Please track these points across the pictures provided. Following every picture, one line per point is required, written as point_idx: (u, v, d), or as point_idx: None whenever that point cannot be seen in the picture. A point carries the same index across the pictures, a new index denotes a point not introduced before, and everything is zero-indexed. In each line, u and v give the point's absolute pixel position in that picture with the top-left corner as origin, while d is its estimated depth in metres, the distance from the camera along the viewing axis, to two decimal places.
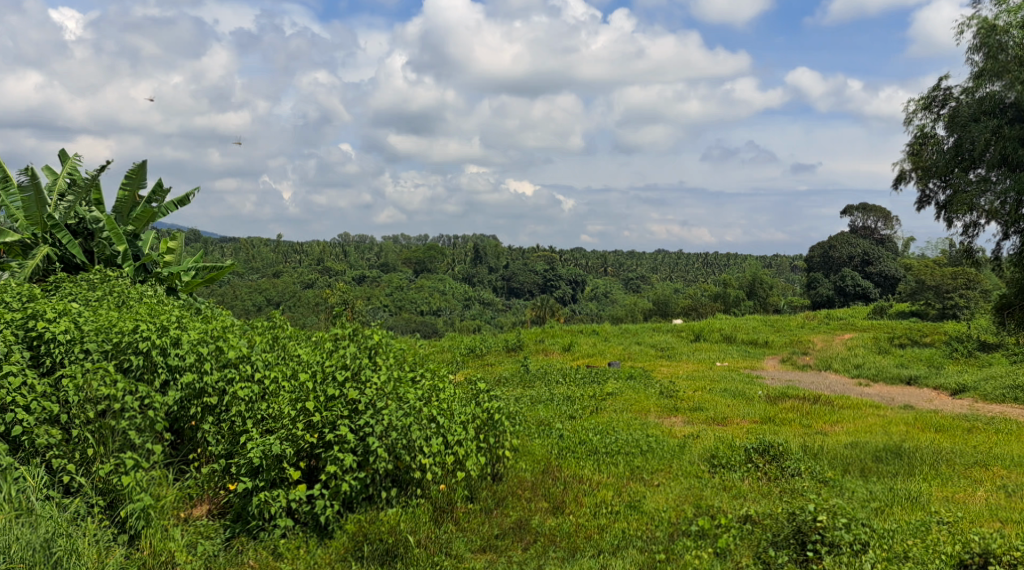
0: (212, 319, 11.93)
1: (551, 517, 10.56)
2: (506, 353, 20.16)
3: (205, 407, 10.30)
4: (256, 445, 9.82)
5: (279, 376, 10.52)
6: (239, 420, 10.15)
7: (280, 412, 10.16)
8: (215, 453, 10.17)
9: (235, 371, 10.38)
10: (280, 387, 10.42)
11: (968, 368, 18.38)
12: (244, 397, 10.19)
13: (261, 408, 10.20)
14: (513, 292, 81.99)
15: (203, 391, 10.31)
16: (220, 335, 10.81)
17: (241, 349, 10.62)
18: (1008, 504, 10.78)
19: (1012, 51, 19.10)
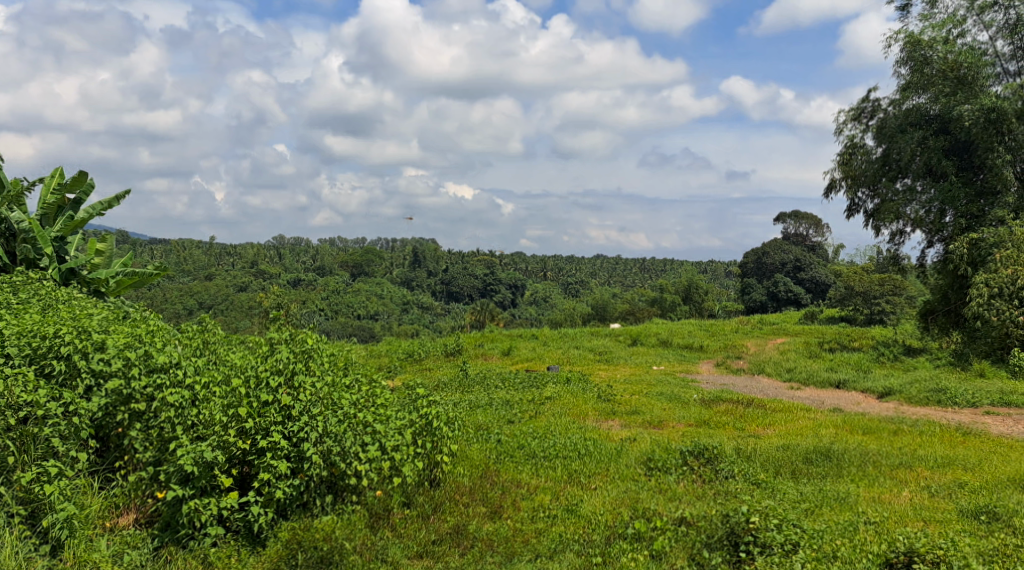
0: (139, 323, 11.72)
1: (489, 522, 10.61)
2: (445, 358, 20.14)
3: (133, 413, 10.05)
4: (186, 452, 9.66)
5: (210, 381, 10.24)
6: (168, 427, 9.88)
7: (212, 419, 9.93)
8: (143, 461, 9.93)
9: (164, 377, 10.04)
10: (211, 392, 10.13)
11: (893, 372, 18.89)
12: (175, 403, 9.91)
13: (191, 414, 9.91)
14: (453, 296, 81.99)
15: (130, 397, 10.09)
16: (150, 339, 10.62)
17: (171, 353, 10.28)
18: (931, 504, 11.15)
19: (937, 65, 19.86)
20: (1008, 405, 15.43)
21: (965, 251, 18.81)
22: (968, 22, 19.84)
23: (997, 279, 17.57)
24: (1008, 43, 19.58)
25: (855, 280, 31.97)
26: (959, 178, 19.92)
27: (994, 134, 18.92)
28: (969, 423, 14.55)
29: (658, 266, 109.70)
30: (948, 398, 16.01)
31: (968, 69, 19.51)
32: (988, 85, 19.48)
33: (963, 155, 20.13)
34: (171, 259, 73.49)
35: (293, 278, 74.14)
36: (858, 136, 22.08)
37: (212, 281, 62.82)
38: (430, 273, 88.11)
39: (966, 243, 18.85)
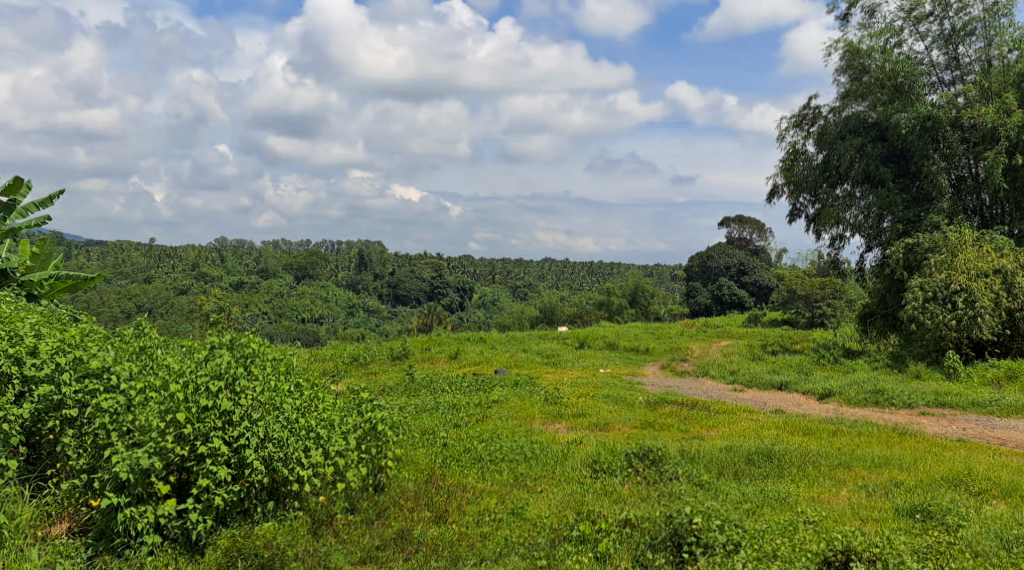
0: (68, 327, 11.42)
1: (433, 527, 10.63)
2: (391, 362, 20.08)
3: (64, 419, 10.04)
4: (121, 460, 9.46)
5: (146, 386, 9.90)
6: (102, 433, 9.78)
7: (149, 425, 9.69)
8: (77, 468, 9.89)
9: (97, 383, 9.92)
10: (148, 398, 9.80)
11: (834, 374, 19.26)
12: (109, 409, 9.70)
13: (127, 420, 9.69)
14: (399, 299, 81.69)
15: (62, 403, 10.06)
16: (82, 344, 10.45)
17: (104, 357, 10.14)
18: (868, 503, 11.42)
19: (875, 74, 20.27)
20: (942, 405, 15.85)
21: (901, 256, 19.40)
22: (905, 32, 20.33)
23: (931, 283, 18.16)
24: (943, 52, 20.11)
25: (797, 283, 32.52)
26: (896, 185, 20.39)
27: (929, 142, 19.38)
28: (905, 424, 14.92)
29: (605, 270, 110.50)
30: (885, 399, 16.41)
31: (904, 78, 19.82)
32: (924, 92, 19.77)
33: (900, 162, 20.64)
34: (109, 261, 72.09)
35: (236, 281, 73.31)
36: (800, 143, 22.47)
37: (153, 284, 61.84)
38: (376, 276, 87.69)
39: (902, 248, 19.46)
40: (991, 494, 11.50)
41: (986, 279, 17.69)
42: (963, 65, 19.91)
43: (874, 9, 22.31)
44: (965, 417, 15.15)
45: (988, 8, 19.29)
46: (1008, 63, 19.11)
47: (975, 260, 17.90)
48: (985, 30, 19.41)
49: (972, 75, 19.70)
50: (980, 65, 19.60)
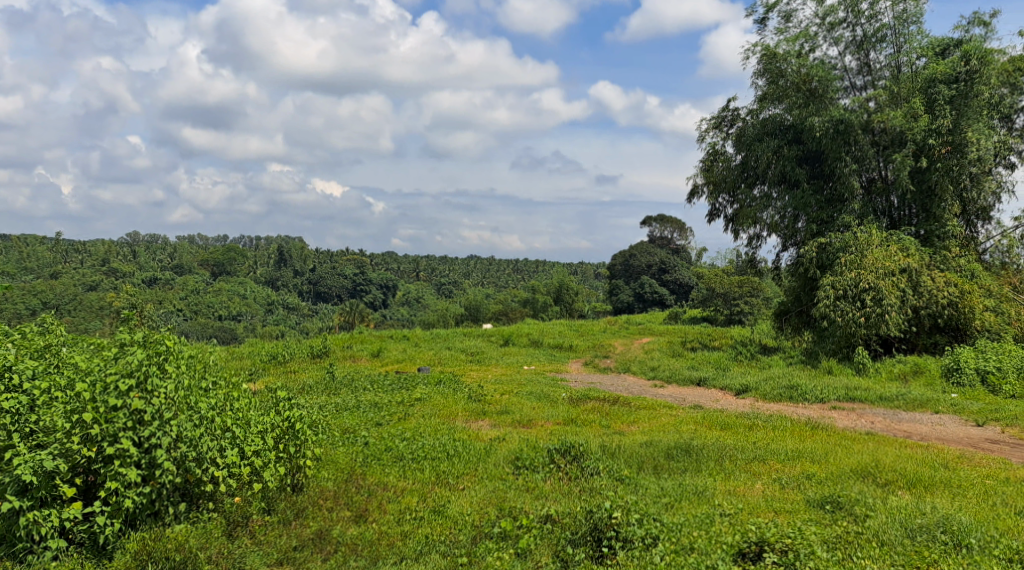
0: None
1: (353, 526, 10.62)
2: (311, 360, 19.94)
3: None
4: (23, 462, 9.45)
5: (52, 385, 10.06)
6: (3, 434, 9.68)
7: (53, 426, 9.73)
8: None
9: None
10: (52, 397, 9.96)
11: (751, 370, 19.73)
12: (12, 409, 9.78)
13: (31, 421, 9.78)
14: (321, 296, 80.91)
15: None
16: None
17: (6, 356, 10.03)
18: (782, 495, 11.75)
19: (790, 78, 20.70)
20: (852, 399, 16.37)
21: (814, 255, 20.04)
22: (819, 37, 20.90)
23: (841, 281, 18.64)
24: (855, 58, 20.74)
25: (716, 281, 33.16)
26: (811, 186, 20.95)
27: (842, 144, 19.90)
28: (818, 418, 15.37)
29: (530, 267, 110.88)
30: (798, 394, 16.87)
31: (819, 82, 20.51)
32: (836, 97, 20.59)
33: (815, 164, 21.13)
34: (15, 256, 69.76)
35: (150, 277, 71.69)
36: (720, 144, 22.94)
37: (61, 280, 60.05)
38: (298, 273, 86.69)
39: (815, 247, 20.09)
40: (896, 484, 11.95)
41: (893, 278, 18.36)
42: (874, 70, 20.56)
43: (791, 14, 22.87)
44: (873, 410, 15.67)
45: (898, 15, 19.95)
46: (916, 69, 19.79)
47: (883, 259, 18.51)
48: (895, 36, 20.08)
49: (883, 81, 20.36)
50: (890, 71, 20.26)
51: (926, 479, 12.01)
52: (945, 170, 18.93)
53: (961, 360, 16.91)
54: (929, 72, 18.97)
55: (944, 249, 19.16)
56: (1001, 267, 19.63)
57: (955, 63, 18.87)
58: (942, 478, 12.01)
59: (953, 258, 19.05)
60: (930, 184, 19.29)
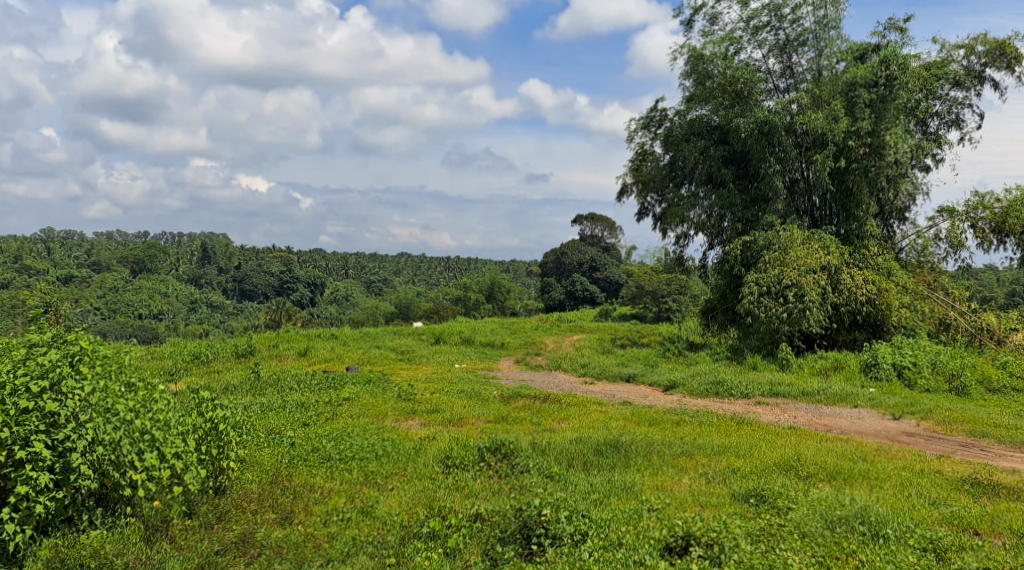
0: None
1: (278, 528, 10.50)
2: (236, 360, 19.63)
3: None
4: None
5: None
6: None
7: None
8: None
9: None
10: None
11: (678, 366, 20.01)
12: None
13: None
14: (246, 295, 79.72)
15: None
16: None
17: None
18: (707, 489, 11.94)
19: (717, 79, 21.02)
20: (775, 395, 16.70)
21: (739, 253, 20.44)
22: (744, 40, 21.24)
23: (765, 278, 19.14)
24: (778, 61, 21.10)
25: (645, 279, 33.55)
26: (736, 187, 21.35)
27: (766, 145, 20.20)
28: (743, 413, 15.66)
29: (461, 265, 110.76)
30: (724, 390, 17.15)
31: (744, 84, 20.66)
32: (761, 99, 20.80)
33: (740, 164, 21.51)
34: None
35: (66, 275, 69.68)
36: (648, 144, 23.24)
37: None
38: (223, 271, 85.24)
39: (740, 245, 20.49)
40: (817, 477, 12.23)
41: (814, 275, 18.75)
42: (796, 73, 21.01)
43: (716, 16, 23.23)
44: (796, 405, 16.01)
45: (819, 20, 20.44)
46: (837, 73, 20.27)
47: (805, 257, 18.93)
48: (816, 40, 20.55)
49: (805, 84, 20.85)
50: (812, 74, 20.76)
51: (845, 472, 12.32)
52: (863, 170, 19.41)
53: (879, 355, 17.36)
54: (850, 76, 19.42)
55: (863, 248, 19.62)
56: (916, 266, 20.23)
57: (875, 68, 19.21)
58: (861, 471, 12.33)
59: (871, 256, 19.55)
60: (848, 185, 19.78)
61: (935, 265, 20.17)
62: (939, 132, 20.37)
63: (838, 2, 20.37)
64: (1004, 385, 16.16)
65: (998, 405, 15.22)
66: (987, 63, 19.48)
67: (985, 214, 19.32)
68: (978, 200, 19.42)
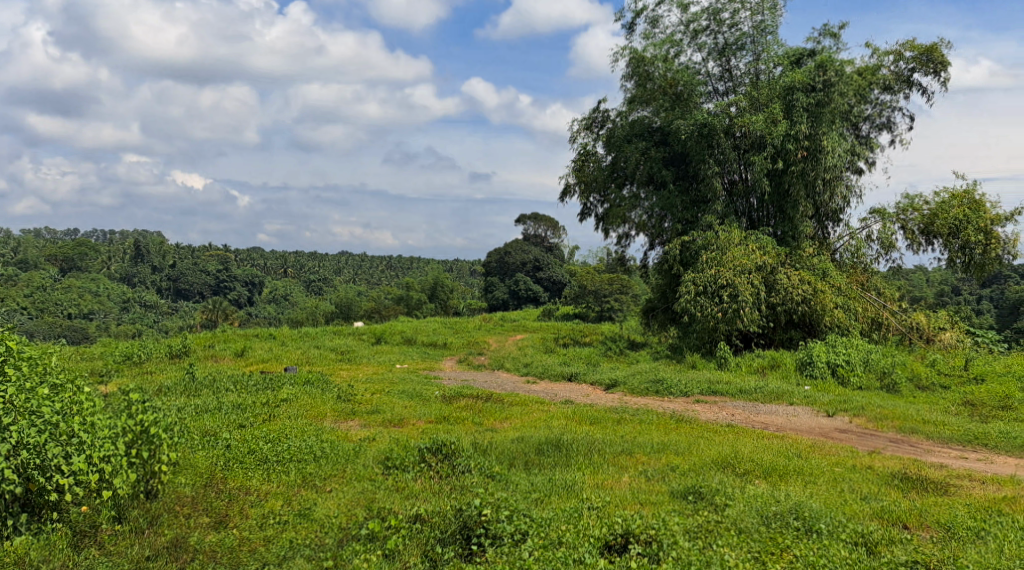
0: None
1: (212, 532, 10.36)
2: (169, 360, 19.29)
3: None
4: None
5: None
6: None
7: None
8: None
9: None
10: None
11: (619, 365, 20.14)
12: None
13: None
14: (182, 294, 78.45)
15: None
16: None
17: None
18: (647, 487, 12.04)
19: (657, 82, 21.22)
20: (714, 393, 16.90)
21: (678, 253, 20.69)
22: (684, 43, 21.46)
23: (702, 277, 19.41)
24: (717, 64, 21.38)
25: (587, 278, 33.79)
26: (676, 187, 21.57)
27: (705, 147, 20.45)
28: (683, 411, 15.82)
29: (405, 264, 110.38)
30: (664, 388, 17.31)
31: (683, 87, 20.96)
32: (700, 102, 21.10)
33: (680, 166, 21.73)
34: None
35: None
36: (591, 144, 23.35)
37: None
38: (158, 270, 83.74)
39: (679, 245, 20.73)
40: (753, 474, 12.40)
41: (749, 275, 19.07)
42: (735, 77, 21.31)
43: (657, 19, 23.44)
44: (734, 403, 16.22)
45: (757, 25, 20.73)
46: (773, 77, 20.57)
47: (741, 257, 19.21)
48: (754, 45, 20.85)
49: (743, 87, 21.15)
50: (750, 78, 21.06)
51: (780, 469, 12.50)
52: (800, 174, 19.74)
53: (813, 354, 17.63)
54: (788, 80, 19.56)
55: (799, 249, 20.05)
56: (850, 266, 20.45)
57: (812, 73, 19.50)
58: (795, 467, 12.54)
59: (807, 257, 19.91)
60: (785, 187, 20.10)
61: (867, 266, 20.53)
62: (871, 136, 20.79)
63: (775, 7, 20.70)
64: (932, 382, 16.58)
65: (927, 401, 15.60)
66: (916, 68, 19.92)
67: (914, 215, 19.81)
68: (908, 202, 19.89)
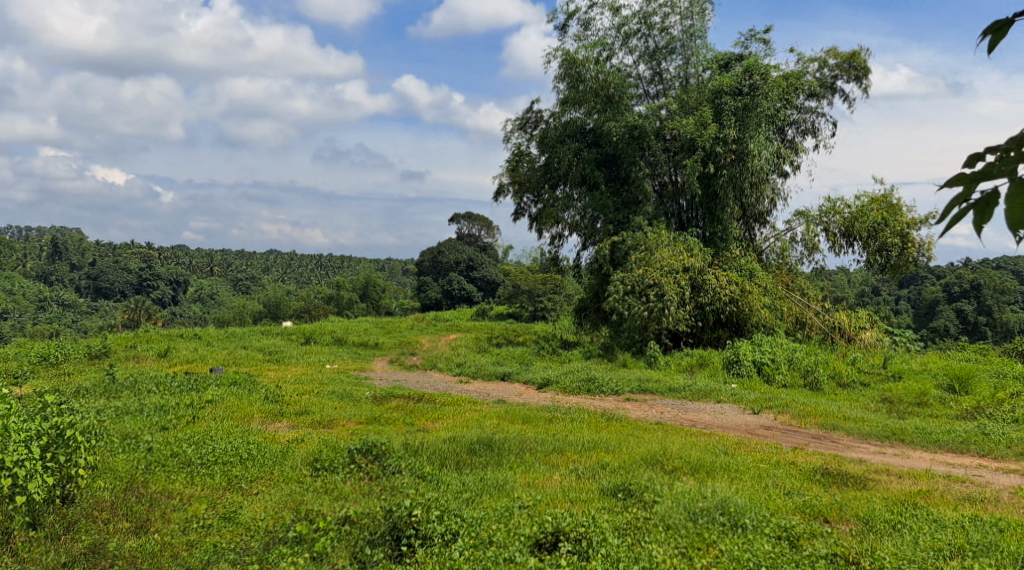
0: None
1: (132, 538, 10.18)
2: (87, 361, 18.86)
3: None
4: None
5: None
6: None
7: None
8: None
9: None
10: None
11: (551, 364, 20.21)
12: None
13: None
14: (102, 293, 76.66)
15: None
16: None
17: None
18: (578, 485, 12.10)
19: (589, 84, 21.04)
20: (644, 391, 17.09)
21: (608, 253, 20.93)
22: (615, 46, 21.61)
23: (630, 277, 19.62)
24: (648, 67, 21.62)
25: (521, 278, 33.94)
26: (608, 189, 21.76)
27: (636, 149, 20.84)
28: (614, 409, 15.95)
29: (337, 264, 109.24)
30: (596, 387, 17.43)
31: (615, 89, 21.01)
32: (630, 104, 21.24)
33: (612, 167, 21.89)
34: None
35: None
36: (524, 145, 23.42)
37: None
38: (78, 268, 81.72)
39: (609, 246, 20.98)
40: (682, 471, 12.55)
41: (675, 275, 19.32)
42: (665, 80, 21.61)
43: (589, 22, 23.61)
44: (663, 401, 16.40)
45: (686, 30, 21.00)
46: (702, 81, 20.90)
47: (668, 258, 19.46)
48: (683, 49, 21.14)
49: (673, 91, 21.49)
50: (680, 81, 21.39)
51: (707, 465, 12.68)
52: (729, 177, 19.97)
53: (740, 353, 17.92)
54: (717, 84, 19.87)
55: (726, 250, 20.44)
56: (776, 267, 21.00)
57: (739, 77, 19.87)
58: (722, 464, 12.72)
59: (734, 258, 20.27)
60: (715, 190, 20.39)
61: (792, 267, 21.01)
62: (796, 140, 21.22)
63: (703, 12, 20.99)
64: (853, 379, 16.96)
65: (848, 398, 15.97)
66: (839, 75, 20.37)
67: (836, 218, 20.22)
68: (830, 205, 20.32)
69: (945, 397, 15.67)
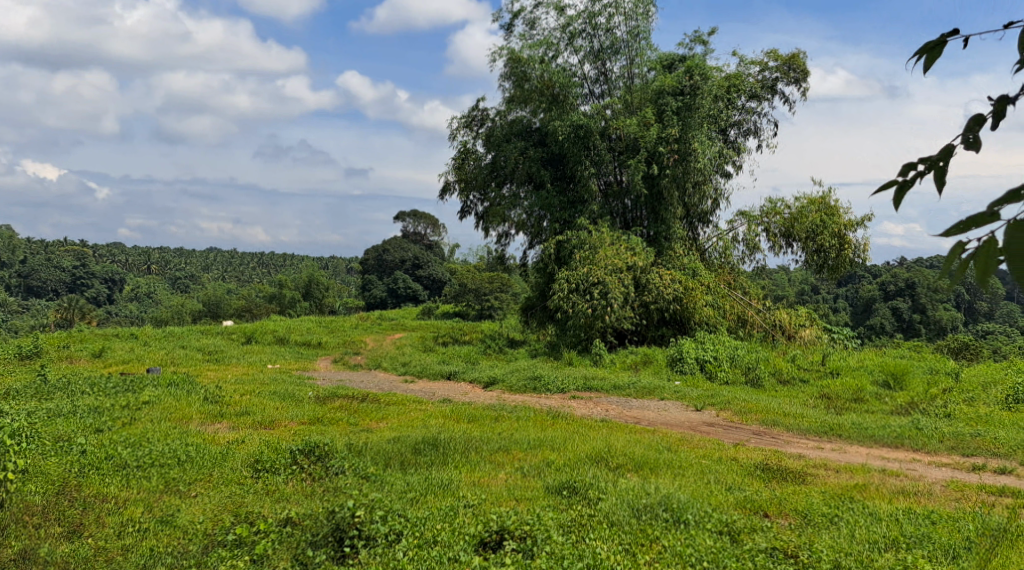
0: None
1: (65, 543, 9.94)
2: (18, 362, 18.38)
3: None
4: None
5: None
6: None
7: None
8: None
9: None
10: None
11: (497, 363, 20.19)
12: None
13: None
14: (34, 291, 74.74)
15: None
16: None
17: None
18: (522, 483, 12.08)
19: (534, 82, 21.08)
20: (589, 389, 17.15)
21: (553, 252, 20.94)
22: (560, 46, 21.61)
23: (574, 276, 19.65)
24: (593, 67, 21.67)
25: (467, 278, 33.91)
26: (554, 187, 21.74)
27: (582, 149, 20.69)
28: (559, 407, 15.96)
29: (282, 263, 108.10)
30: (541, 385, 17.43)
31: (560, 88, 21.00)
32: (576, 103, 21.18)
33: (558, 166, 21.92)
34: None
35: None
36: (470, 143, 23.36)
37: None
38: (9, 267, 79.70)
39: (554, 245, 20.98)
40: (626, 468, 12.60)
41: (619, 274, 19.48)
42: (610, 80, 21.66)
43: (535, 21, 23.63)
44: (608, 399, 16.46)
45: (630, 30, 21.12)
46: (647, 81, 21.10)
47: (612, 256, 19.60)
48: (628, 49, 21.27)
49: (618, 91, 21.58)
50: (624, 81, 21.51)
51: (651, 462, 12.75)
52: (672, 177, 20.11)
53: (683, 350, 18.06)
54: (659, 84, 20.04)
55: (670, 249, 20.60)
56: (718, 266, 21.20)
57: (681, 77, 19.95)
58: (666, 460, 12.80)
59: (678, 257, 20.43)
60: (659, 189, 20.50)
61: (734, 266, 21.24)
62: (738, 141, 21.45)
63: (647, 14, 21.11)
64: (793, 376, 17.19)
65: (787, 395, 16.19)
66: (780, 77, 20.64)
67: (777, 218, 20.49)
68: (771, 205, 20.57)
69: (881, 393, 15.98)
